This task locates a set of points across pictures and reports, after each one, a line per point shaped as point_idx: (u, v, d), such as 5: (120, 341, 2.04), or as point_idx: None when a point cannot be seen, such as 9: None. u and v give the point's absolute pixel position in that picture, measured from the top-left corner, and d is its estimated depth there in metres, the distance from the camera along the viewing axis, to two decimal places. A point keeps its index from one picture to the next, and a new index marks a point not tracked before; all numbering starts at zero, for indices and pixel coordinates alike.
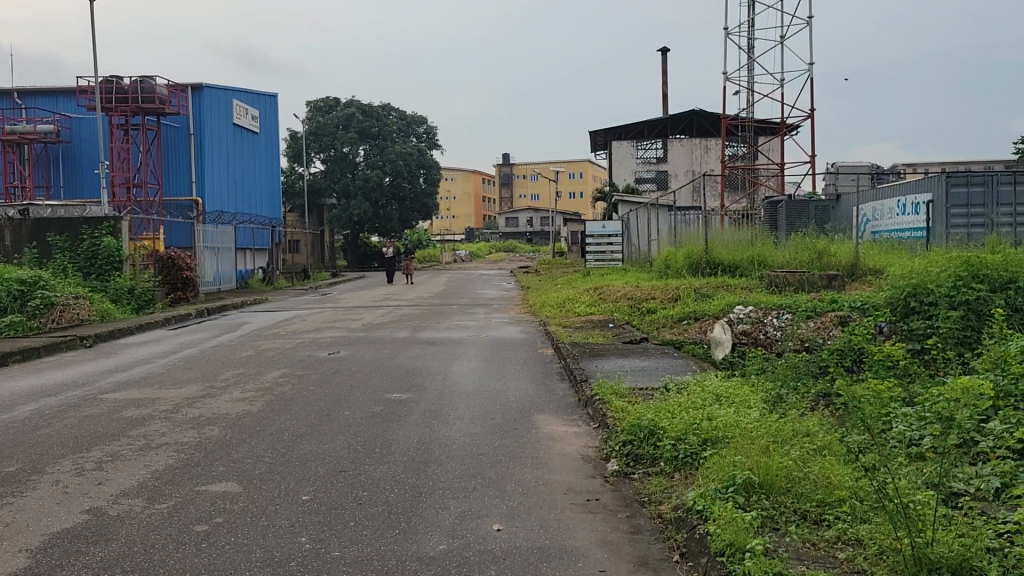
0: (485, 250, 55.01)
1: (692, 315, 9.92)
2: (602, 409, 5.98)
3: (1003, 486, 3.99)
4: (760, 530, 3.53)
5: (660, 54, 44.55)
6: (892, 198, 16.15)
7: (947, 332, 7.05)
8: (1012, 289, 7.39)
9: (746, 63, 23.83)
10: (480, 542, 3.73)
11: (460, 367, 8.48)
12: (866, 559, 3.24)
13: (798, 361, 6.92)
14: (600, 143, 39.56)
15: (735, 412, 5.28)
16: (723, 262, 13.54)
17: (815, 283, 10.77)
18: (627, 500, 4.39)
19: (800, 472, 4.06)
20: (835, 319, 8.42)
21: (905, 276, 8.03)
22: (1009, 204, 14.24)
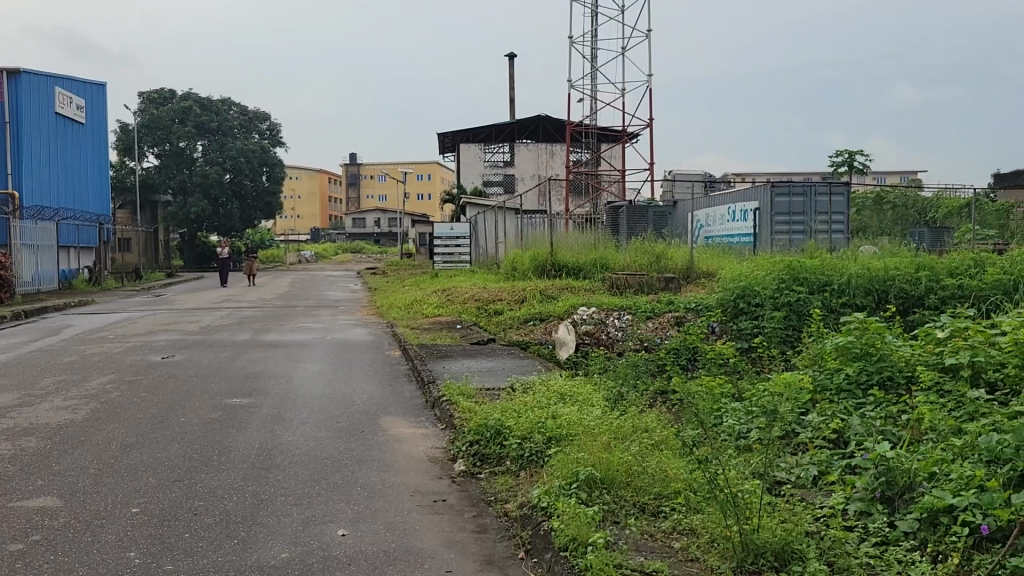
0: (331, 250, 53.98)
1: (537, 317, 10.13)
2: (448, 410, 6.00)
3: (820, 473, 4.32)
4: (601, 524, 3.64)
5: (507, 59, 45.08)
6: (723, 205, 17.11)
7: (772, 331, 7.53)
8: (828, 291, 7.99)
9: (590, 72, 24.56)
10: (324, 549, 3.64)
11: (304, 370, 8.26)
12: (699, 547, 3.41)
13: (637, 360, 7.18)
14: (448, 146, 39.68)
15: (578, 410, 5.42)
16: (568, 265, 13.92)
17: (654, 285, 11.22)
18: (473, 499, 4.41)
19: (639, 466, 4.22)
20: (671, 320, 8.80)
21: (734, 279, 8.53)
22: (825, 213, 15.32)
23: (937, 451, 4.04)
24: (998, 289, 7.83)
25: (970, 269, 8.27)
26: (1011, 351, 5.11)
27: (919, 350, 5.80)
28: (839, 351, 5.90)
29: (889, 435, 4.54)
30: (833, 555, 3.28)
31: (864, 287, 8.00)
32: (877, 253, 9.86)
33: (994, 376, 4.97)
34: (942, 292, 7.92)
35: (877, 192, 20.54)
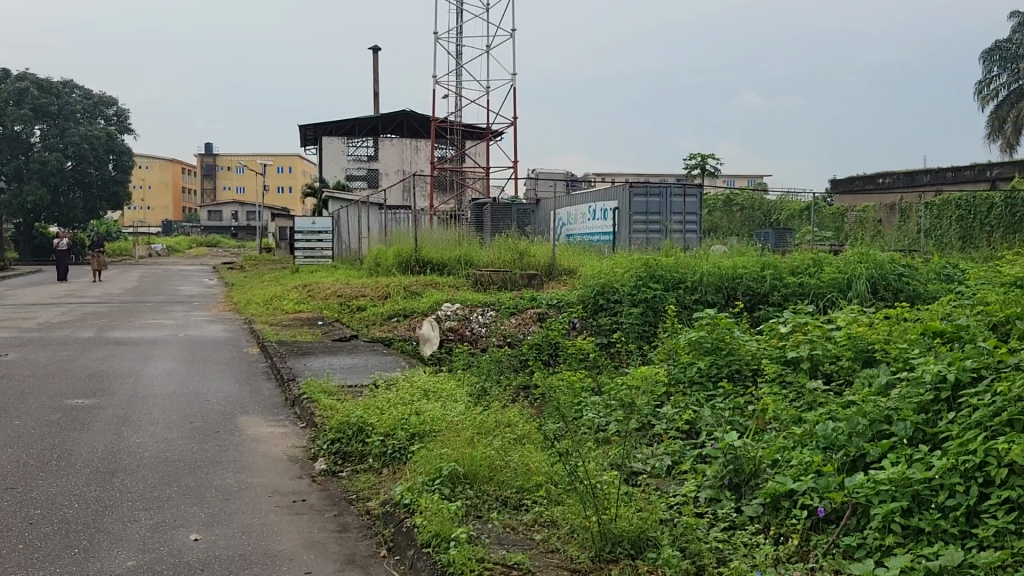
0: (184, 243, 51.70)
1: (400, 313, 10.06)
2: (309, 408, 5.86)
3: (674, 463, 4.51)
4: (463, 519, 3.66)
5: (370, 51, 44.37)
6: (584, 204, 17.54)
7: (630, 327, 7.79)
8: (681, 288, 8.34)
9: (455, 69, 24.50)
10: (174, 555, 3.49)
11: (153, 368, 7.86)
12: (560, 538, 3.49)
13: (500, 355, 7.24)
14: (310, 139, 38.74)
15: (442, 406, 5.42)
16: (432, 261, 13.89)
17: (517, 282, 11.36)
18: (333, 498, 4.33)
19: (501, 460, 4.26)
20: (534, 315, 8.91)
21: (594, 276, 8.76)
22: (680, 214, 15.96)
23: (779, 439, 4.30)
24: (834, 287, 8.37)
25: (810, 268, 8.80)
26: (845, 344, 5.47)
27: (764, 344, 6.11)
28: (691, 345, 6.15)
29: (737, 425, 4.79)
30: (685, 541, 3.43)
31: (714, 284, 8.38)
32: (726, 252, 10.35)
33: (830, 367, 5.32)
34: (785, 289, 8.40)
35: (727, 194, 21.59)
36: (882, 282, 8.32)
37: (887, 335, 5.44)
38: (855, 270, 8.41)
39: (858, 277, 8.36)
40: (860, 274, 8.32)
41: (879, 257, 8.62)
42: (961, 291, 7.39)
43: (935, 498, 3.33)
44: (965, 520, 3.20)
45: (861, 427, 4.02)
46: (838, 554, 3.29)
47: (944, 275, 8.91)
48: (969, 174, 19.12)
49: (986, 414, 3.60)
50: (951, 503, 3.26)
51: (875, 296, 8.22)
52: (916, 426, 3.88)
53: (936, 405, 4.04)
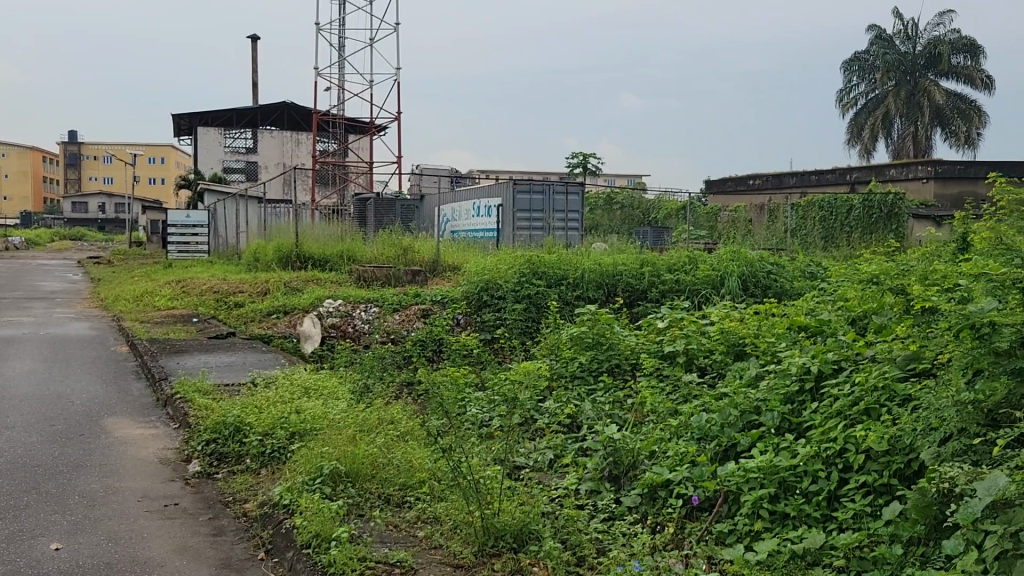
0: (46, 236, 48.76)
1: (281, 310, 9.80)
2: (182, 408, 5.64)
3: (556, 457, 4.59)
4: (344, 518, 3.60)
5: (248, 40, 42.99)
6: (468, 201, 17.58)
7: (513, 323, 7.87)
8: (564, 285, 8.48)
9: (337, 61, 24.04)
10: (32, 566, 3.29)
11: (10, 369, 7.37)
12: (443, 534, 3.48)
13: (383, 352, 7.16)
14: (185, 129, 37.23)
15: (323, 403, 5.32)
16: (313, 257, 13.60)
17: (401, 278, 11.26)
18: (208, 501, 4.18)
19: (383, 458, 4.22)
20: (418, 312, 8.84)
21: (478, 272, 8.78)
22: (562, 211, 16.15)
23: (657, 431, 4.44)
24: (708, 283, 8.68)
25: (685, 265, 9.11)
26: (718, 339, 5.69)
27: (642, 339, 6.28)
28: (573, 340, 6.26)
29: (616, 418, 4.93)
30: (566, 533, 3.49)
31: (595, 281, 8.56)
32: (607, 250, 10.60)
33: (704, 360, 5.52)
34: (662, 285, 8.66)
35: (607, 193, 22.09)
36: (752, 279, 8.71)
37: (756, 329, 5.69)
38: (727, 268, 8.76)
39: (730, 274, 8.70)
40: (731, 271, 8.67)
41: (749, 255, 9.01)
42: (823, 287, 7.80)
43: (799, 484, 3.51)
44: (826, 504, 3.38)
45: (732, 417, 4.19)
46: (710, 540, 3.43)
47: (808, 273, 9.39)
48: (831, 178, 20.22)
49: (845, 404, 3.82)
50: (814, 488, 3.44)
51: (745, 292, 8.59)
52: (783, 416, 4.08)
53: (801, 395, 4.26)
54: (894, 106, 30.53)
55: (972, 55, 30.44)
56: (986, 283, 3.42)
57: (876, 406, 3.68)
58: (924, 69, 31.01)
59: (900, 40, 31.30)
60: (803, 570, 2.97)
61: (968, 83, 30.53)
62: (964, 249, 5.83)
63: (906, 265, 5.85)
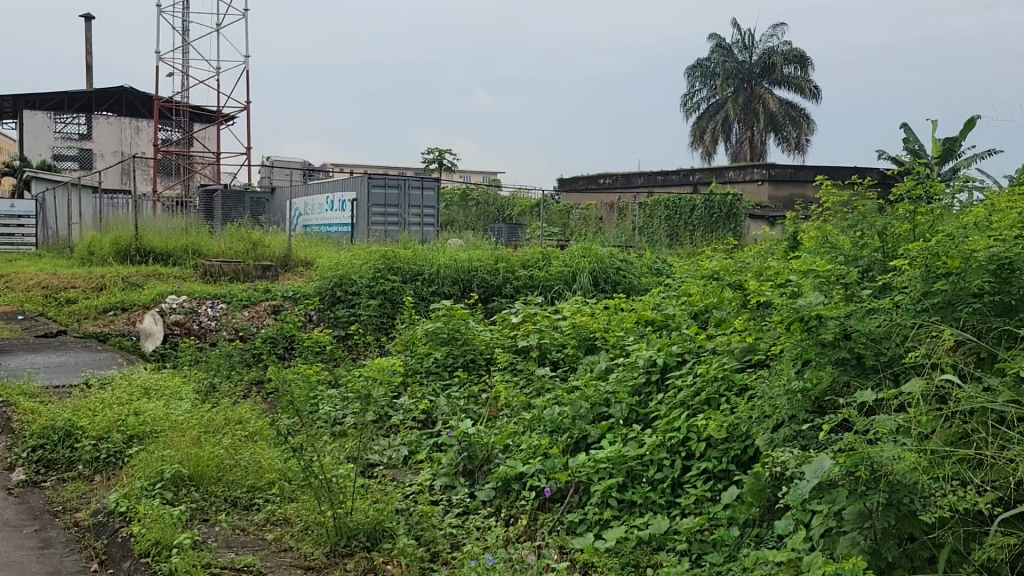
0: None
1: (118, 306, 9.23)
2: (5, 413, 5.20)
3: (411, 453, 4.57)
4: (187, 523, 3.44)
5: (82, 19, 40.23)
6: (321, 195, 17.20)
7: (367, 319, 7.79)
8: (419, 281, 8.44)
9: (181, 46, 22.88)
10: None
11: None
12: (293, 536, 3.39)
13: (231, 349, 6.89)
14: (9, 112, 34.44)
15: (165, 404, 5.06)
16: (156, 251, 12.83)
17: (250, 273, 10.89)
18: (35, 512, 3.88)
19: (229, 459, 4.06)
20: (269, 309, 8.52)
21: (331, 267, 8.55)
22: (417, 206, 16.01)
23: (511, 424, 4.50)
24: (560, 280, 8.86)
25: (539, 262, 9.26)
26: (570, 333, 5.82)
27: (497, 334, 6.32)
28: (428, 336, 6.22)
29: (471, 413, 4.97)
30: (420, 529, 3.48)
31: (451, 277, 8.57)
32: (462, 246, 10.62)
33: (557, 355, 5.63)
34: (517, 281, 8.78)
35: (463, 189, 22.16)
36: (602, 275, 8.95)
37: (606, 324, 5.87)
38: (578, 264, 8.97)
39: (582, 271, 8.91)
40: (583, 267, 8.89)
41: (600, 252, 9.26)
42: (668, 282, 8.13)
43: (645, 472, 3.66)
44: (670, 491, 3.54)
45: (583, 410, 4.31)
46: (562, 530, 3.52)
47: (654, 269, 9.76)
48: (676, 178, 21.10)
49: (688, 395, 4.00)
50: (659, 475, 3.59)
51: (596, 288, 8.82)
52: (630, 408, 4.23)
53: (648, 386, 4.42)
54: (732, 111, 32.32)
55: (801, 66, 32.54)
56: (813, 279, 3.63)
57: (716, 396, 3.87)
58: (760, 77, 32.81)
59: (738, 49, 33.06)
60: (649, 556, 3.10)
61: (798, 92, 32.63)
62: (796, 247, 6.20)
63: (744, 262, 6.18)
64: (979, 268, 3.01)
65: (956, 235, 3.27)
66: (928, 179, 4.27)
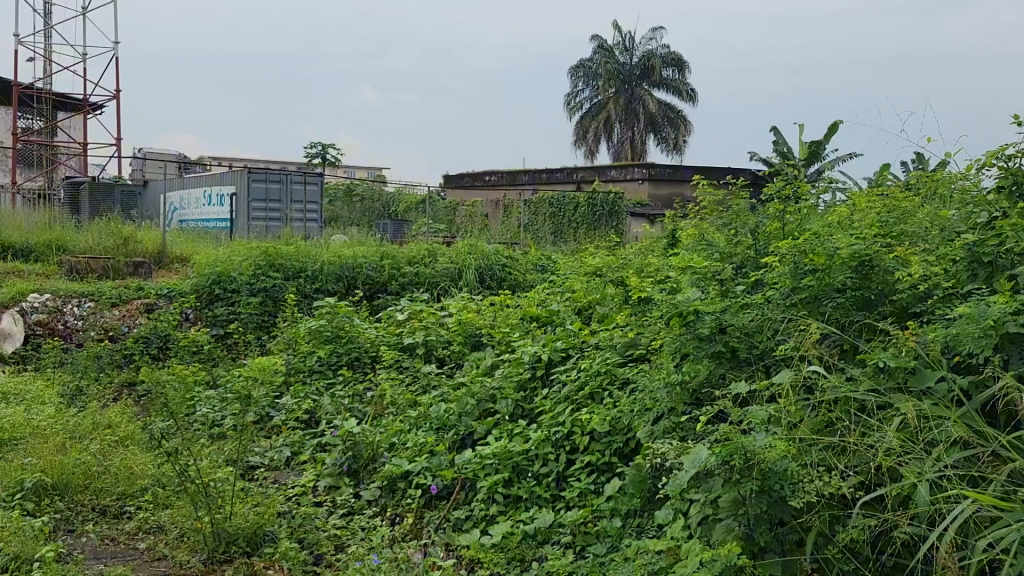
0: None
1: None
2: None
3: (294, 453, 4.48)
4: (51, 535, 3.27)
5: None
6: (198, 189, 16.56)
7: (247, 317, 7.57)
8: (301, 278, 8.25)
9: (43, 29, 21.53)
10: None
11: None
12: (168, 543, 3.26)
13: (99, 350, 6.53)
14: None
15: (27, 410, 4.76)
16: (13, 246, 11.98)
17: (120, 269, 10.35)
18: None
19: (98, 466, 3.85)
20: (141, 307, 8.13)
21: (207, 263, 8.21)
22: (301, 202, 15.55)
23: (397, 422, 4.46)
24: (446, 276, 8.83)
25: (425, 258, 9.20)
26: (456, 329, 5.81)
27: (382, 331, 6.23)
28: (311, 334, 6.07)
29: (356, 412, 4.91)
30: (303, 532, 3.41)
31: (334, 273, 8.41)
32: (346, 242, 10.43)
33: (443, 352, 5.62)
34: (402, 278, 8.69)
35: (347, 184, 21.78)
36: (488, 271, 8.98)
37: (492, 320, 5.88)
38: (465, 261, 8.96)
39: (468, 267, 8.90)
40: (469, 264, 8.87)
41: (486, 248, 9.26)
42: (553, 279, 8.23)
43: (531, 467, 3.70)
44: (554, 484, 3.59)
45: (469, 407, 4.32)
46: (448, 528, 3.53)
47: (539, 265, 9.85)
48: (560, 176, 21.40)
49: (573, 389, 4.06)
50: (544, 470, 3.64)
51: (482, 285, 8.84)
52: (516, 403, 4.26)
53: (533, 382, 4.46)
54: (614, 112, 33.06)
55: (679, 69, 33.57)
56: (691, 276, 3.74)
57: (599, 390, 3.94)
58: (639, 79, 33.61)
59: (619, 51, 33.79)
60: (535, 549, 3.14)
61: (676, 95, 33.61)
62: (674, 244, 6.38)
63: (625, 259, 6.32)
64: (843, 265, 3.16)
65: (820, 234, 3.41)
66: (796, 180, 4.46)
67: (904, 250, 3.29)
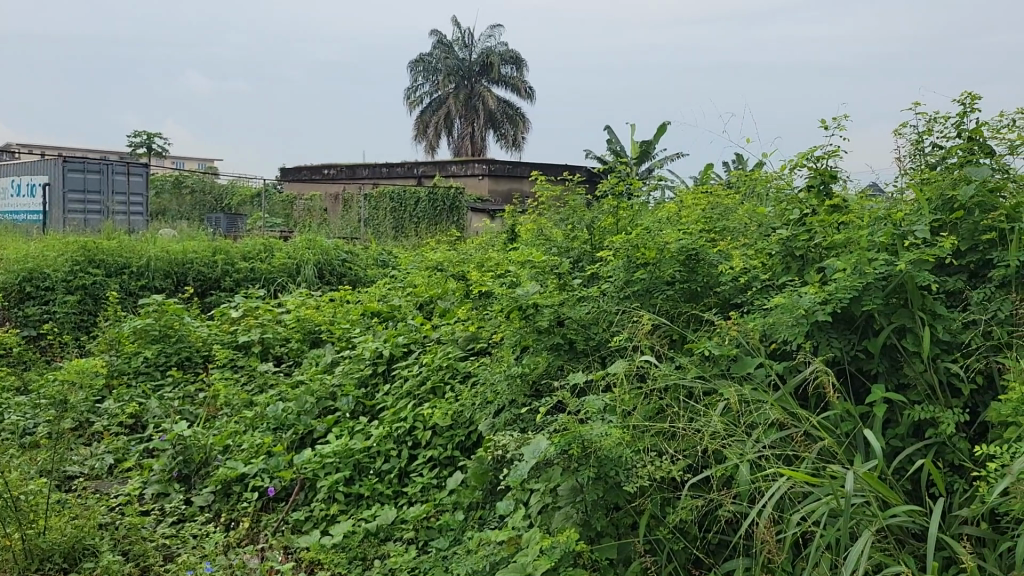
0: None
1: None
2: None
3: (117, 461, 4.22)
4: None
5: None
6: (5, 179, 15.22)
7: (63, 317, 7.07)
8: (125, 274, 7.76)
9: None
10: None
11: None
12: None
13: None
14: None
15: None
16: None
17: None
18: None
19: None
20: None
21: (16, 259, 7.54)
22: (123, 194, 14.65)
23: (231, 424, 4.28)
24: (283, 272, 8.55)
25: (260, 253, 8.88)
26: (294, 326, 5.65)
27: (214, 329, 5.95)
28: (135, 333, 5.68)
29: (187, 415, 4.68)
30: (127, 543, 3.21)
31: (162, 269, 7.96)
32: (176, 237, 9.91)
33: (280, 350, 5.46)
34: (236, 274, 8.33)
35: (174, 176, 20.69)
36: (326, 267, 8.80)
37: (332, 316, 5.75)
38: (303, 256, 8.73)
39: (306, 263, 8.68)
40: (307, 260, 8.66)
41: (324, 243, 9.07)
42: (394, 274, 8.16)
43: (372, 464, 3.65)
44: (397, 480, 3.55)
45: (308, 405, 4.21)
46: (287, 531, 3.43)
47: (380, 260, 9.73)
48: (401, 171, 21.26)
49: (414, 385, 4.04)
50: (386, 467, 3.60)
51: (321, 280, 8.66)
52: (357, 400, 4.20)
53: (374, 378, 4.41)
54: (454, 107, 33.17)
55: (517, 67, 34.13)
56: (530, 270, 3.80)
57: (442, 384, 3.94)
58: (479, 75, 33.89)
59: (459, 47, 34.01)
60: (377, 547, 3.11)
61: (515, 92, 34.12)
62: (514, 239, 6.49)
63: (465, 253, 6.36)
64: (672, 259, 3.31)
65: (650, 229, 3.55)
66: (628, 177, 4.63)
67: (727, 244, 3.48)
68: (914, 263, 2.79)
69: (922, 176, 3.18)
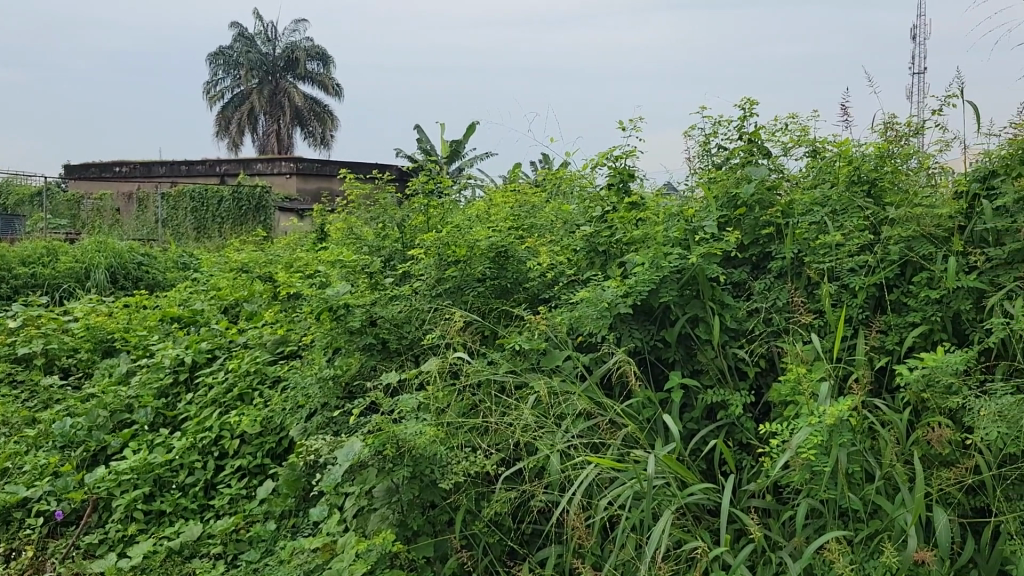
0: None
1: None
2: None
3: None
4: None
5: None
6: None
7: None
8: None
9: None
10: None
11: None
12: None
13: None
14: None
15: None
16: None
17: None
18: None
19: None
20: None
21: None
22: None
23: (10, 444, 3.90)
24: (70, 277, 7.87)
25: (42, 258, 8.15)
26: (83, 335, 5.22)
27: None
28: None
29: None
30: None
31: None
32: None
33: (68, 362, 5.03)
34: (14, 281, 7.56)
35: None
36: (120, 271, 8.20)
37: (126, 322, 5.38)
38: (92, 260, 8.09)
39: (96, 267, 8.06)
40: (98, 264, 8.04)
41: (117, 246, 8.48)
42: (195, 277, 7.73)
43: (175, 478, 3.45)
44: (202, 494, 3.39)
45: (101, 420, 3.90)
46: (77, 556, 3.17)
47: (180, 263, 9.20)
48: (202, 169, 20.25)
49: (220, 392, 3.87)
50: (190, 480, 3.43)
51: (114, 285, 8.05)
52: (156, 411, 3.95)
53: (175, 387, 4.17)
54: (258, 102, 31.91)
55: (323, 63, 33.46)
56: (340, 270, 3.72)
57: (249, 390, 3.79)
58: (284, 70, 32.89)
59: (262, 41, 32.80)
60: (180, 565, 2.93)
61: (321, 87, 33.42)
62: (323, 238, 6.34)
63: (271, 253, 6.13)
64: (482, 256, 3.36)
65: (460, 226, 3.57)
66: (438, 175, 4.63)
67: (533, 241, 3.58)
68: (704, 256, 2.98)
69: (710, 175, 3.40)
